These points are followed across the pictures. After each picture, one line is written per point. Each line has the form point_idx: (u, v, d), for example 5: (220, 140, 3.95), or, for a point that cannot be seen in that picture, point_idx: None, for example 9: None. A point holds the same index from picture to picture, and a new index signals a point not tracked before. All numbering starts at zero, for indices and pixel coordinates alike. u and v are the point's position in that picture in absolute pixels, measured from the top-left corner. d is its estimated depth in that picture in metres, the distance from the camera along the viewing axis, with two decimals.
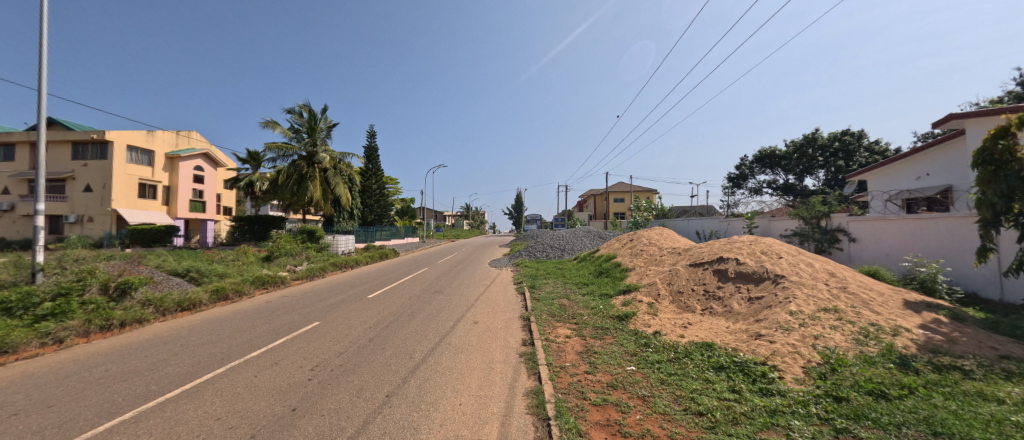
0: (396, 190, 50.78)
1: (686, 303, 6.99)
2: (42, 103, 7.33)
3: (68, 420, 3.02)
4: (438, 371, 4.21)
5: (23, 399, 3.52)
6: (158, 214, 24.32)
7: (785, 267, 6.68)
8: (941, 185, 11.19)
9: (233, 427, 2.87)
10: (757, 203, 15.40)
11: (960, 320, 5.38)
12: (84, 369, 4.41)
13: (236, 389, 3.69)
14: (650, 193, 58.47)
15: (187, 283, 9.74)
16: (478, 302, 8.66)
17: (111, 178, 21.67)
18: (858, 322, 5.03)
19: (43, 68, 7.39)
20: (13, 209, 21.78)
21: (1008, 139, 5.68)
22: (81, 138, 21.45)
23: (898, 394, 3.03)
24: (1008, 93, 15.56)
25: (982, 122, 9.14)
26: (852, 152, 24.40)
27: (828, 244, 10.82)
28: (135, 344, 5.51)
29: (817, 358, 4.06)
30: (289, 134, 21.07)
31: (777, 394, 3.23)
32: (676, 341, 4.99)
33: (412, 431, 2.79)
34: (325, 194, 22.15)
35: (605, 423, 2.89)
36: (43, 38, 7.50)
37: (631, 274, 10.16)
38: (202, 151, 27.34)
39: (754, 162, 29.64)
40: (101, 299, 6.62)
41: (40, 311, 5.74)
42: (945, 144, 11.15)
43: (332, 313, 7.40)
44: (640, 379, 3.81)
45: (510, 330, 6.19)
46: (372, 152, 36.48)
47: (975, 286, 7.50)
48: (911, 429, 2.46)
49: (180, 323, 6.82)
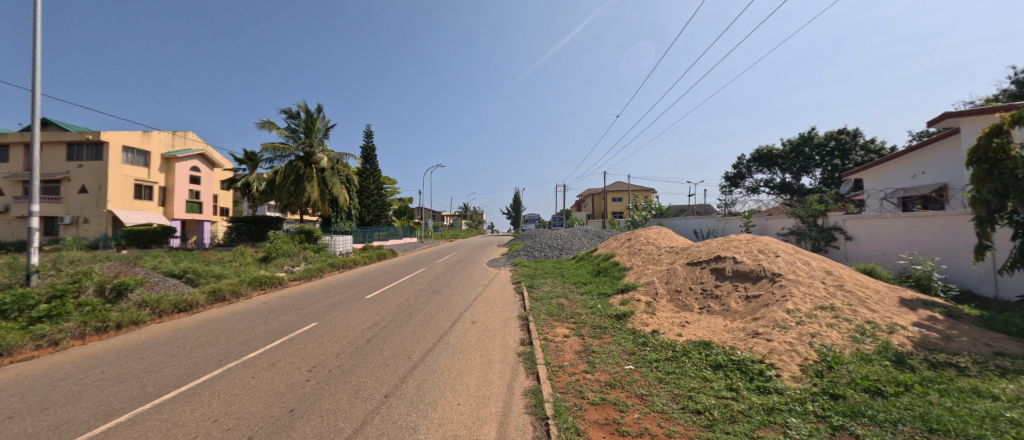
0: (394, 189, 50.68)
1: (683, 302, 7.01)
2: (36, 104, 7.27)
3: (64, 423, 3.00)
4: (437, 371, 4.21)
5: (18, 402, 3.49)
6: (153, 215, 24.16)
7: (782, 266, 6.72)
8: (936, 184, 11.24)
9: (230, 428, 2.86)
10: (755, 202, 15.44)
11: (955, 317, 5.42)
12: (80, 371, 4.39)
13: (233, 390, 3.68)
14: (648, 192, 58.63)
15: (184, 285, 9.69)
16: (476, 302, 8.66)
17: (107, 179, 21.54)
18: (855, 319, 5.06)
19: (38, 69, 7.33)
20: (7, 211, 21.60)
21: (1002, 138, 5.71)
22: (76, 139, 21.29)
23: (894, 391, 3.05)
24: (1002, 92, 15.66)
25: (976, 121, 9.22)
26: (849, 150, 24.52)
27: (824, 242, 10.87)
28: (132, 346, 5.47)
29: (814, 356, 4.08)
30: (286, 134, 20.96)
31: (774, 393, 3.24)
32: (673, 340, 5.01)
33: (410, 431, 2.79)
34: (323, 194, 22.10)
35: (604, 422, 2.90)
36: (37, 38, 7.43)
37: (628, 273, 10.18)
38: (198, 151, 27.21)
39: (750, 161, 29.77)
40: (97, 300, 6.59)
41: (35, 313, 5.70)
42: (940, 142, 11.21)
43: (330, 314, 7.38)
44: (637, 378, 3.82)
45: (507, 330, 6.19)
46: (370, 152, 36.38)
47: (969, 283, 7.57)
48: (907, 426, 2.47)
49: (178, 325, 6.79)
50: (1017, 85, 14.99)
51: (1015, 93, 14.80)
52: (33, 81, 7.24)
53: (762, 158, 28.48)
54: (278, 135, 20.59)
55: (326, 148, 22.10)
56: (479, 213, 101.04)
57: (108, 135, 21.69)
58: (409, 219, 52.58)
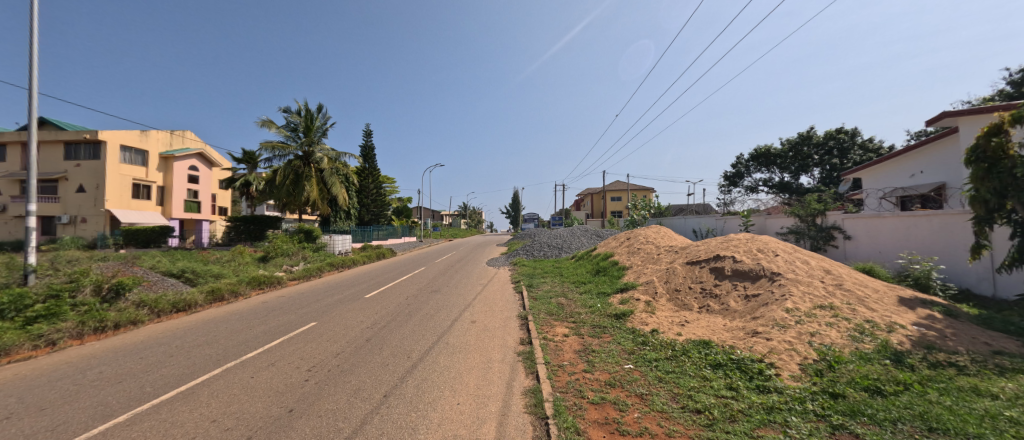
0: (392, 190, 50.52)
1: (683, 301, 7.00)
2: (34, 103, 7.22)
3: (61, 424, 2.98)
4: (437, 370, 4.20)
5: (16, 402, 3.47)
6: (152, 214, 24.12)
7: (781, 265, 6.73)
8: (936, 183, 11.25)
9: (229, 428, 2.85)
10: (754, 200, 15.38)
11: (953, 316, 5.44)
12: (78, 371, 4.37)
13: (232, 390, 3.67)
14: (648, 192, 58.83)
15: (183, 284, 9.65)
16: (476, 301, 8.69)
17: (105, 178, 21.47)
18: (853, 318, 5.06)
19: (35, 68, 7.29)
20: (4, 210, 21.53)
21: (1001, 137, 5.69)
22: (74, 138, 21.20)
23: (894, 390, 3.06)
24: (998, 92, 15.75)
25: (975, 120, 9.22)
26: (847, 150, 24.50)
27: (823, 242, 10.88)
28: (129, 345, 5.46)
29: (814, 355, 4.09)
30: (285, 133, 20.85)
31: (774, 392, 3.24)
32: (673, 339, 5.00)
33: (410, 431, 2.78)
34: (323, 193, 22.08)
35: (604, 421, 2.89)
36: (33, 36, 7.39)
37: (628, 272, 10.15)
38: (196, 150, 27.11)
39: (749, 161, 30.08)
40: (94, 300, 6.55)
41: (31, 313, 5.67)
42: (938, 142, 11.23)
43: (328, 314, 7.34)
44: (637, 377, 3.81)
45: (507, 329, 6.16)
46: (370, 152, 36.47)
47: (967, 282, 7.61)
48: (906, 424, 2.48)
49: (176, 324, 6.77)
50: (1015, 85, 15.02)
51: (1013, 92, 14.84)
52: (30, 80, 7.19)
53: (760, 157, 28.74)
54: (277, 133, 20.53)
55: (325, 147, 21.98)
56: (479, 213, 101.28)
57: (106, 134, 21.60)
58: (408, 218, 52.64)
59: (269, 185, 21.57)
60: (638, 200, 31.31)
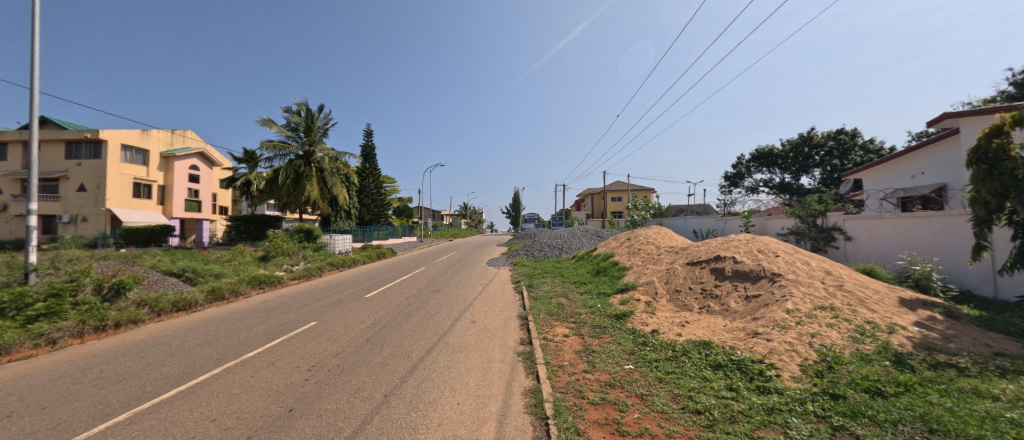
0: (393, 189, 50.65)
1: (683, 302, 7.01)
2: (35, 102, 7.24)
3: (62, 422, 2.99)
4: (437, 370, 4.20)
5: (16, 401, 3.47)
6: (152, 213, 24.14)
7: (781, 266, 6.73)
8: (936, 184, 11.25)
9: (229, 427, 2.85)
10: (755, 201, 15.35)
11: (954, 317, 5.43)
12: (78, 370, 4.37)
13: (232, 389, 3.67)
14: (648, 193, 58.97)
15: (183, 284, 9.67)
16: (476, 301, 8.65)
17: (106, 177, 21.49)
18: (854, 320, 5.06)
19: (37, 67, 7.31)
20: (4, 209, 21.53)
21: (1002, 138, 5.67)
22: (75, 137, 21.24)
23: (894, 391, 3.06)
24: (1000, 93, 15.74)
25: (976, 121, 9.22)
26: (848, 150, 24.51)
27: (824, 242, 10.85)
28: (130, 344, 5.48)
29: (814, 355, 4.09)
30: (286, 133, 20.90)
31: (774, 392, 3.24)
32: (673, 340, 4.99)
33: (410, 431, 2.78)
34: (324, 193, 22.12)
35: (604, 422, 2.89)
36: (36, 36, 7.41)
37: (628, 273, 10.15)
38: (197, 149, 27.10)
39: (750, 162, 30.11)
40: (94, 299, 6.54)
41: (32, 312, 5.67)
42: (939, 143, 11.25)
43: (329, 314, 7.35)
44: (637, 378, 3.81)
45: (507, 329, 6.16)
46: (371, 152, 36.53)
47: (968, 283, 7.61)
48: (907, 426, 2.47)
49: (177, 324, 6.79)
50: (1017, 86, 15.02)
51: (1015, 93, 14.84)
52: (31, 79, 7.21)
53: (761, 157, 28.71)
54: (277, 133, 20.53)
55: (326, 146, 22.00)
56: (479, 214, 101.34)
57: (107, 134, 21.61)
58: (408, 218, 52.72)
59: (269, 185, 21.57)
60: (638, 200, 31.33)
